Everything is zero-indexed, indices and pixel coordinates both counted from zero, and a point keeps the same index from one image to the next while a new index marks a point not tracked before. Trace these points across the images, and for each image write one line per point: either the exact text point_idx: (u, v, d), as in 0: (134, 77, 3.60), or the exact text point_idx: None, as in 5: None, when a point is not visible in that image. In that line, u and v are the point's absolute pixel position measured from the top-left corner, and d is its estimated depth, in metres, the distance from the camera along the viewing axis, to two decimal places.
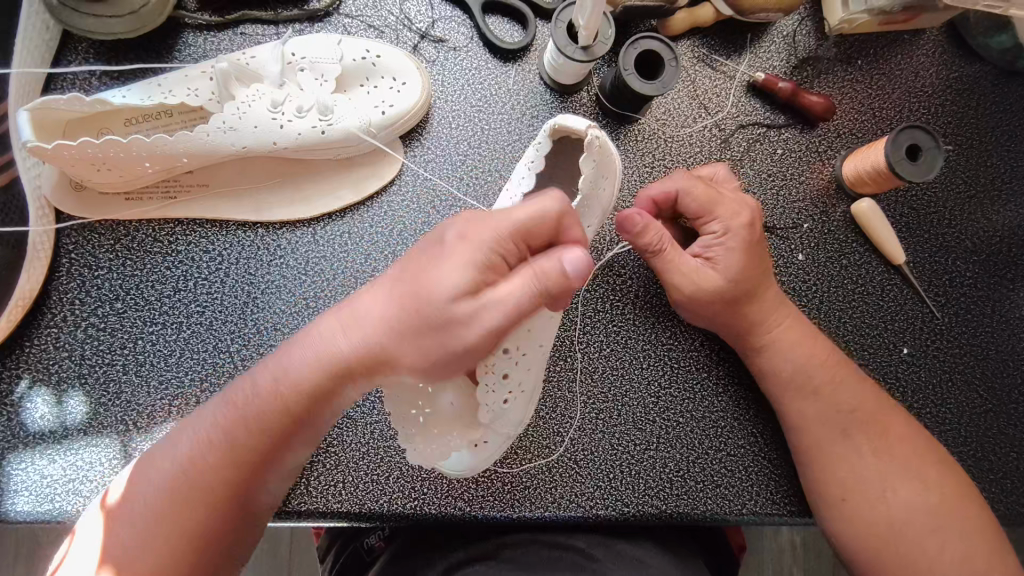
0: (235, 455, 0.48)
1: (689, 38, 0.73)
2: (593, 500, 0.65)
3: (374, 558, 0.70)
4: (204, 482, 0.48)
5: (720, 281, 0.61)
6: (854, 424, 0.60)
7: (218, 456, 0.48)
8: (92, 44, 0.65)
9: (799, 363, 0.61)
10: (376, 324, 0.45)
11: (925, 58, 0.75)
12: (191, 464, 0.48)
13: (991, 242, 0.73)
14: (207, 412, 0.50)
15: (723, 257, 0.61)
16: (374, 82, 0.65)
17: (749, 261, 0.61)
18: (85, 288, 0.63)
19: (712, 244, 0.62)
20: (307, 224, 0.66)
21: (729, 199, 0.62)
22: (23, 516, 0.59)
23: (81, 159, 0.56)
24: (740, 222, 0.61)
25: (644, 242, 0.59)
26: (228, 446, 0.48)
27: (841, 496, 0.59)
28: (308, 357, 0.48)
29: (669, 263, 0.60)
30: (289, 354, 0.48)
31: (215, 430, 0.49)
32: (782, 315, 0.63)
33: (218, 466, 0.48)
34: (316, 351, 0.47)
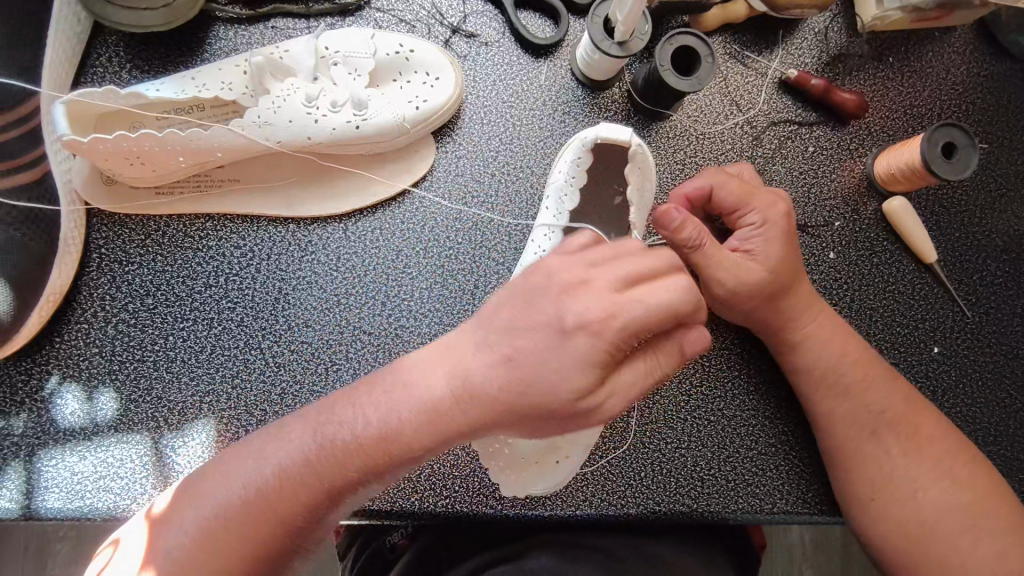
0: (302, 494, 0.44)
1: (721, 34, 0.73)
2: (624, 498, 0.65)
3: (397, 556, 0.69)
4: (279, 505, 0.44)
5: (759, 273, 0.60)
6: (883, 424, 0.59)
7: (285, 489, 0.44)
8: (122, 37, 0.65)
9: (833, 359, 0.61)
10: (490, 390, 0.43)
11: (956, 55, 0.74)
12: (262, 499, 0.44)
13: (1021, 242, 0.73)
14: (281, 439, 0.45)
15: (762, 249, 0.60)
16: (408, 77, 0.64)
17: (787, 252, 0.60)
18: (115, 283, 0.63)
19: (750, 236, 0.60)
20: (338, 220, 0.65)
21: (763, 194, 0.62)
22: (54, 513, 0.59)
23: (114, 153, 0.56)
24: (776, 213, 0.61)
25: (687, 234, 0.55)
26: (300, 486, 0.44)
27: (871, 493, 0.58)
28: (403, 403, 0.44)
29: (712, 256, 0.58)
30: (390, 400, 0.44)
31: (291, 461, 0.44)
32: (816, 312, 0.62)
33: (288, 502, 0.44)
34: (422, 407, 0.43)
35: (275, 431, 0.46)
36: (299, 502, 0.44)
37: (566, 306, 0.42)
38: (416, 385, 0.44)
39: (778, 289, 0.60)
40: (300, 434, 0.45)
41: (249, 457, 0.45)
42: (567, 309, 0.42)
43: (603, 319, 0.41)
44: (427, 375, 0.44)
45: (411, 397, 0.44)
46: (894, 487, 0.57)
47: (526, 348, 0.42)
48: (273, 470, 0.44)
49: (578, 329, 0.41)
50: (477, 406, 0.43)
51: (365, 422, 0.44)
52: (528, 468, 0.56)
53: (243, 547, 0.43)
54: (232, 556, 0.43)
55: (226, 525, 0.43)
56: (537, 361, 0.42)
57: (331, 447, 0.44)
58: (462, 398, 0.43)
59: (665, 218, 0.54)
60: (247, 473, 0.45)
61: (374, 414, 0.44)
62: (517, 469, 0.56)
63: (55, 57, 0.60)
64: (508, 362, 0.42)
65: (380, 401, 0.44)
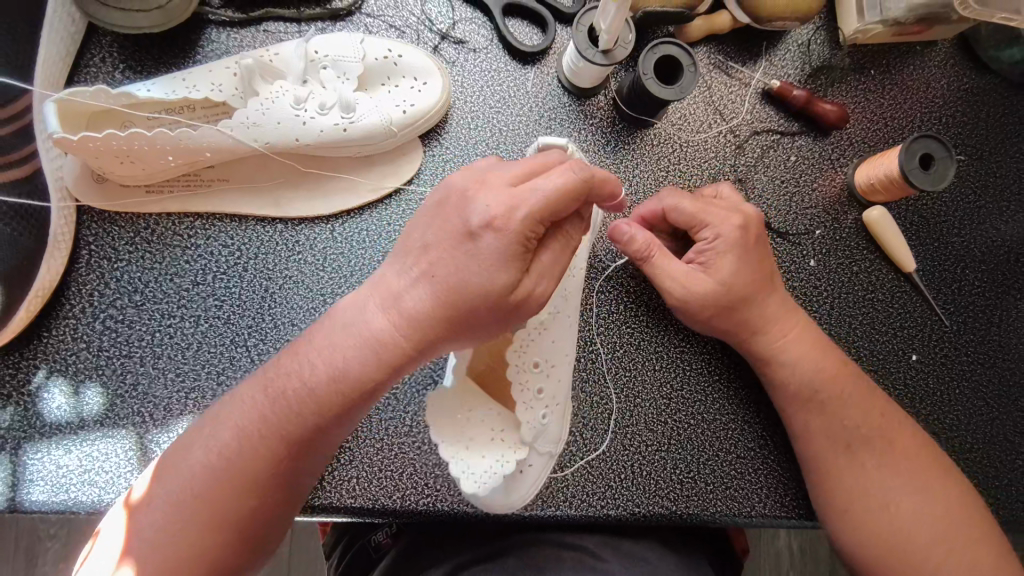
0: (267, 450, 0.47)
1: (705, 44, 0.74)
2: (604, 500, 0.65)
3: (381, 555, 0.70)
4: (245, 468, 0.47)
5: (710, 285, 0.61)
6: (867, 428, 0.60)
7: (248, 450, 0.47)
8: (116, 38, 0.66)
9: (816, 364, 0.61)
10: (417, 315, 0.47)
11: (936, 69, 0.75)
12: (228, 461, 0.47)
13: (998, 252, 0.74)
14: (237, 405, 0.49)
15: (715, 263, 0.61)
16: (396, 82, 0.66)
17: (740, 265, 0.61)
18: (104, 280, 0.64)
19: (703, 250, 0.62)
20: (325, 221, 0.66)
21: (716, 209, 0.63)
22: (37, 506, 0.59)
23: (106, 151, 0.57)
24: (730, 226, 0.62)
25: (637, 248, 0.61)
26: (262, 441, 0.47)
27: (845, 502, 0.58)
28: (336, 341, 0.48)
29: (663, 268, 0.61)
30: (330, 342, 0.48)
31: (250, 423, 0.48)
32: (789, 320, 0.63)
33: (252, 463, 0.47)
34: (365, 341, 0.47)
35: (231, 398, 0.49)
36: (265, 462, 0.47)
37: (466, 208, 0.47)
38: (352, 320, 0.48)
39: (744, 296, 0.61)
40: (251, 394, 0.49)
41: (211, 425, 0.49)
42: (466, 209, 0.47)
43: (505, 213, 0.46)
44: (359, 310, 0.48)
45: (342, 331, 0.48)
46: (872, 493, 0.58)
47: (431, 253, 0.48)
48: (232, 432, 0.48)
49: (481, 229, 0.46)
50: (408, 330, 0.47)
51: (309, 366, 0.48)
52: (493, 471, 0.53)
53: (214, 510, 0.46)
54: (208, 520, 0.46)
55: (195, 493, 0.46)
56: (448, 268, 0.46)
57: (280, 399, 0.48)
58: (395, 321, 0.47)
59: (618, 235, 0.61)
60: (209, 438, 0.48)
61: (314, 358, 0.48)
62: (481, 471, 0.53)
63: (48, 56, 0.61)
64: (427, 291, 0.47)
65: (317, 349, 0.48)
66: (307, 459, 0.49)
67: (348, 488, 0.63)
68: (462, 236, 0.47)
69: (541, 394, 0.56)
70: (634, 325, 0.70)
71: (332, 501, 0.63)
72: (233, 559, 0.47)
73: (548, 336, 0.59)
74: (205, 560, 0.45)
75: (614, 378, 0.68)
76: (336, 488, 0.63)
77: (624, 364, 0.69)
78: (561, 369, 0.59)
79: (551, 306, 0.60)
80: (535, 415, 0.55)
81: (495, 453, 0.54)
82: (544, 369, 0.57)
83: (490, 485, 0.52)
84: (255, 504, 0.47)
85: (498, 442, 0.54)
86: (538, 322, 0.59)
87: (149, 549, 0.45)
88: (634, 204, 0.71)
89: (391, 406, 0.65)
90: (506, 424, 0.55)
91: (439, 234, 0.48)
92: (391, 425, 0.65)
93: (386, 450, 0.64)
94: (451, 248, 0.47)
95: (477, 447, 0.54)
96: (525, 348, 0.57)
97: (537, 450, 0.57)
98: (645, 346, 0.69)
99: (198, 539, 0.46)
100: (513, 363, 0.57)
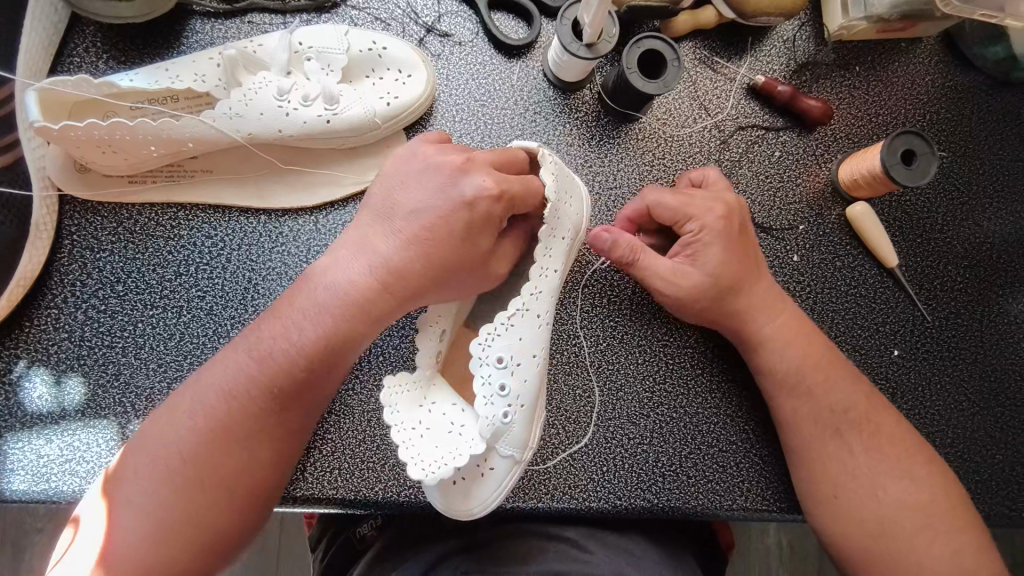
0: (258, 416, 0.49)
1: (691, 39, 0.74)
2: (586, 492, 0.66)
3: (365, 548, 0.71)
4: (236, 433, 0.48)
5: (704, 279, 0.61)
6: (847, 425, 0.60)
7: (238, 417, 0.49)
8: (100, 28, 0.66)
9: (794, 362, 0.62)
10: (400, 265, 0.52)
11: (921, 66, 0.76)
12: (220, 428, 0.48)
13: (981, 249, 0.74)
14: (221, 377, 0.50)
15: (703, 254, 0.61)
16: (380, 74, 0.66)
17: (728, 257, 0.62)
18: (86, 270, 0.64)
19: (690, 243, 0.62)
20: (310, 212, 0.67)
21: (702, 201, 0.63)
22: (18, 495, 0.59)
23: (87, 140, 0.57)
24: (715, 220, 0.62)
25: (620, 252, 0.61)
26: (253, 407, 0.49)
27: (832, 490, 0.59)
28: (320, 300, 0.52)
29: (649, 265, 0.62)
30: (311, 301, 0.52)
31: (240, 388, 0.49)
32: (777, 310, 0.63)
33: (242, 424, 0.49)
34: (346, 295, 0.52)
35: (212, 369, 0.51)
36: (255, 423, 0.49)
37: (457, 183, 0.54)
38: (331, 279, 0.53)
39: (731, 286, 0.62)
40: (232, 363, 0.50)
41: (196, 394, 0.50)
42: (457, 178, 0.54)
43: (499, 188, 0.53)
44: (339, 268, 0.53)
45: (324, 290, 0.52)
46: (857, 479, 0.58)
47: (423, 216, 0.53)
48: (219, 403, 0.49)
49: (475, 198, 0.53)
50: (392, 284, 0.52)
51: (295, 327, 0.51)
52: (445, 461, 0.51)
53: (209, 478, 0.47)
54: (206, 489, 0.47)
55: (189, 462, 0.47)
56: (442, 230, 0.53)
57: (269, 359, 0.50)
58: (377, 275, 0.52)
59: (598, 243, 0.62)
60: (194, 407, 0.49)
61: (302, 318, 0.51)
62: (433, 459, 0.51)
63: (31, 45, 0.61)
64: (418, 247, 0.53)
65: (303, 308, 0.52)
66: (294, 425, 0.51)
67: (330, 479, 0.64)
68: (458, 201, 0.53)
69: (503, 390, 0.53)
70: (618, 319, 0.70)
71: (315, 492, 0.63)
72: (235, 525, 0.48)
73: (515, 334, 0.54)
74: (211, 526, 0.47)
75: (597, 371, 0.69)
76: (318, 479, 0.63)
77: (607, 357, 0.69)
78: (527, 369, 0.55)
79: (518, 301, 0.55)
80: (494, 411, 0.52)
81: (450, 445, 0.51)
82: (509, 365, 0.54)
83: (440, 476, 0.50)
84: (250, 470, 0.49)
85: (456, 436, 0.52)
86: (505, 316, 0.54)
87: (146, 519, 0.46)
88: (619, 199, 0.71)
89: (373, 398, 0.65)
90: (467, 420, 0.54)
91: (429, 199, 0.54)
92: (373, 417, 0.65)
93: (368, 441, 0.64)
94: (446, 213, 0.53)
95: (433, 436, 0.52)
96: (489, 340, 0.53)
97: (497, 449, 0.55)
98: (628, 340, 0.70)
99: (201, 506, 0.46)
100: (475, 356, 0.53)
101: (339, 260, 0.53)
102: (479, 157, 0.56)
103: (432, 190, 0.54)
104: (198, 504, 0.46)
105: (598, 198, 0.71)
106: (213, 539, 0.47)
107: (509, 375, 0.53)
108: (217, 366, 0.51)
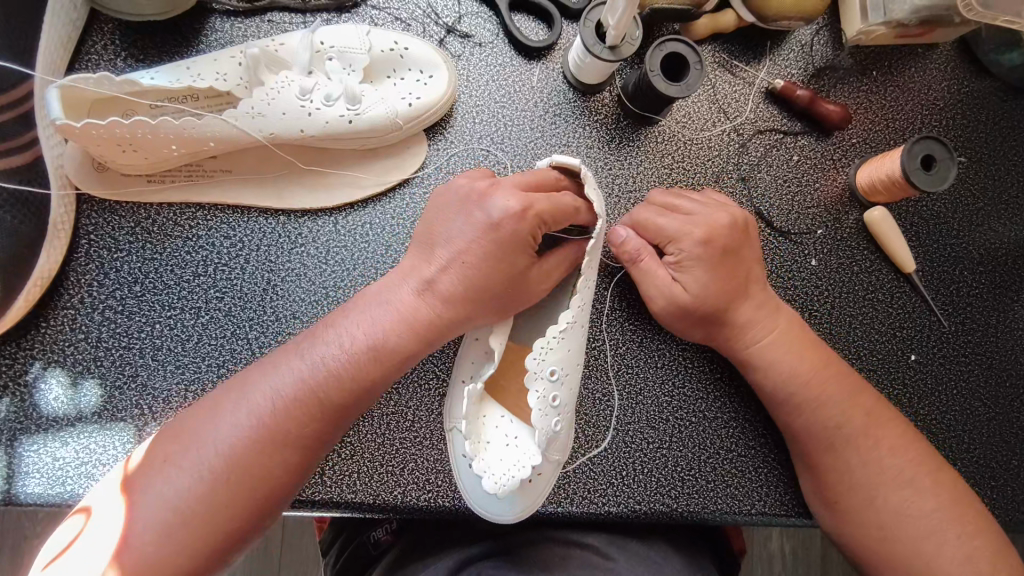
0: (298, 418, 0.48)
1: (710, 42, 0.74)
2: (605, 497, 0.65)
3: (380, 552, 0.70)
4: (274, 430, 0.48)
5: (686, 298, 0.61)
6: (840, 440, 0.59)
7: (278, 415, 0.48)
8: (118, 26, 0.65)
9: (786, 373, 0.60)
10: (444, 287, 0.53)
11: (938, 72, 0.76)
12: (259, 428, 0.47)
13: (996, 254, 0.74)
14: (266, 387, 0.49)
15: (685, 276, 0.61)
16: (401, 74, 0.65)
17: (712, 276, 0.61)
18: (103, 269, 0.63)
19: (679, 264, 0.61)
20: (329, 213, 0.66)
21: (684, 221, 0.62)
22: (33, 499, 0.58)
23: (108, 139, 0.56)
24: (696, 238, 0.61)
25: (629, 250, 0.62)
26: (291, 419, 0.48)
27: (835, 498, 0.59)
28: (373, 317, 0.52)
29: (649, 272, 0.62)
30: (369, 315, 0.52)
31: (285, 387, 0.49)
32: (769, 323, 0.62)
33: (282, 423, 0.48)
34: (401, 315, 0.52)
35: (265, 366, 0.51)
36: (294, 424, 0.48)
37: (484, 207, 0.54)
38: (384, 298, 0.53)
39: (722, 305, 0.61)
40: (288, 362, 0.50)
41: (245, 386, 0.50)
42: (482, 203, 0.54)
43: (522, 208, 0.53)
44: (396, 298, 0.53)
45: (377, 309, 0.52)
46: (855, 490, 0.57)
47: (457, 242, 0.54)
48: (267, 398, 0.49)
49: (501, 220, 0.53)
50: (441, 307, 0.53)
51: (345, 340, 0.51)
52: (512, 473, 0.54)
53: (241, 469, 0.46)
54: (238, 480, 0.46)
55: (225, 451, 0.46)
56: (476, 258, 0.53)
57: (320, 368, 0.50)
58: (426, 298, 0.53)
59: (612, 238, 0.63)
60: (233, 409, 0.48)
61: (356, 333, 0.51)
62: (501, 472, 0.55)
63: (49, 42, 0.60)
64: (458, 272, 0.53)
65: (357, 320, 0.52)
66: (331, 438, 0.51)
67: (349, 483, 0.63)
68: (485, 226, 0.53)
69: (557, 403, 0.54)
70: (638, 323, 0.70)
71: (333, 496, 0.62)
72: (260, 519, 0.47)
73: (565, 347, 0.55)
74: (234, 517, 0.46)
75: (617, 375, 0.68)
76: (336, 482, 0.63)
77: (627, 361, 0.69)
78: (572, 378, 0.56)
79: (568, 316, 0.54)
80: (549, 423, 0.53)
81: (514, 458, 0.55)
82: (560, 377, 0.54)
83: (508, 488, 0.54)
84: (285, 473, 0.48)
85: (514, 447, 0.56)
86: (557, 331, 0.54)
87: (177, 503, 0.45)
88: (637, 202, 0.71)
89: (393, 401, 0.65)
90: (521, 431, 0.58)
91: (461, 226, 0.54)
92: (393, 421, 0.64)
93: (388, 445, 0.64)
94: (476, 240, 0.53)
95: (496, 450, 0.56)
96: (544, 355, 0.53)
97: (547, 459, 0.58)
98: (647, 344, 0.69)
99: (230, 495, 0.46)
100: (530, 370, 0.53)
101: (389, 282, 0.54)
102: (505, 180, 0.56)
103: (462, 223, 0.54)
104: (223, 494, 0.46)
105: (617, 202, 0.71)
106: (234, 532, 0.46)
107: (557, 387, 0.54)
108: (267, 366, 0.51)
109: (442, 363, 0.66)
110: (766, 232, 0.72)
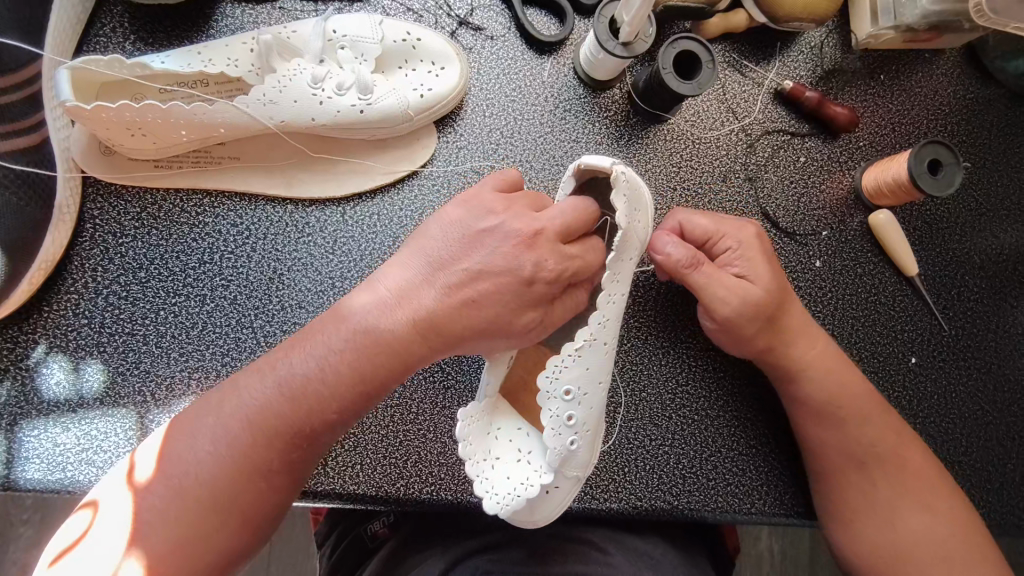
0: (274, 433, 0.47)
1: (721, 42, 0.75)
2: (607, 493, 0.66)
3: (377, 546, 0.70)
4: (249, 448, 0.47)
5: (757, 292, 0.59)
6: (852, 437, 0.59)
7: (255, 433, 0.47)
8: (128, 9, 0.65)
9: (808, 367, 0.61)
10: (439, 318, 0.50)
11: (943, 77, 0.76)
12: (236, 446, 0.47)
13: (998, 260, 0.75)
14: (248, 394, 0.48)
15: (751, 272, 0.60)
16: (414, 65, 0.65)
17: (773, 271, 0.61)
18: (108, 254, 0.62)
19: (735, 260, 0.61)
20: (336, 203, 0.66)
21: (735, 222, 0.62)
22: (32, 484, 0.58)
23: (117, 122, 0.56)
24: (749, 235, 0.62)
25: (679, 261, 0.58)
26: (267, 436, 0.47)
27: (847, 512, 0.59)
28: (354, 339, 0.50)
29: (710, 278, 0.58)
30: (340, 327, 0.50)
31: (262, 404, 0.48)
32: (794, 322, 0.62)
33: (259, 439, 0.47)
34: (373, 326, 0.50)
35: (238, 380, 0.49)
36: (271, 441, 0.47)
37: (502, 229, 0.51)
38: (370, 315, 0.50)
39: (783, 301, 0.60)
40: (262, 374, 0.49)
41: (219, 402, 0.49)
42: (519, 251, 0.50)
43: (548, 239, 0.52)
44: (379, 309, 0.50)
45: (359, 332, 0.50)
46: (870, 508, 0.58)
47: (478, 276, 0.50)
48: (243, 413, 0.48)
49: (533, 277, 0.50)
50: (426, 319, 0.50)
51: (321, 353, 0.49)
52: (516, 494, 0.52)
53: (219, 491, 0.46)
54: (218, 500, 0.46)
55: (204, 471, 0.46)
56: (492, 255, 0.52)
57: (294, 381, 0.48)
58: (418, 324, 0.50)
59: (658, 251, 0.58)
60: (217, 418, 0.48)
61: (334, 346, 0.49)
62: (506, 492, 0.52)
63: (59, 23, 0.60)
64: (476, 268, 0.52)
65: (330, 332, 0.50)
66: (313, 447, 0.50)
67: (352, 475, 0.63)
68: (515, 277, 0.50)
69: (570, 421, 0.53)
70: (643, 320, 0.70)
71: (336, 488, 0.62)
72: (245, 539, 0.47)
73: (583, 364, 0.53)
74: (216, 541, 0.45)
75: (621, 372, 0.69)
76: (339, 474, 0.62)
77: (632, 358, 0.69)
78: (594, 396, 0.54)
79: (586, 333, 0.52)
80: (563, 442, 0.52)
81: (521, 476, 0.53)
82: (575, 397, 0.53)
83: (512, 508, 0.52)
84: (268, 487, 0.47)
85: (525, 464, 0.54)
86: (572, 348, 0.52)
87: (157, 528, 0.45)
88: None
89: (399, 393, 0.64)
90: (533, 446, 0.55)
91: (488, 261, 0.50)
92: (397, 413, 0.64)
93: (392, 437, 0.64)
94: (498, 283, 0.50)
95: (503, 467, 0.53)
96: (558, 372, 0.52)
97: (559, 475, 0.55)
98: (652, 342, 0.70)
99: (210, 517, 0.45)
100: (542, 389, 0.53)
101: (380, 299, 0.51)
102: (547, 228, 0.51)
103: (492, 258, 0.50)
104: (203, 518, 0.45)
105: None
106: (218, 555, 0.45)
107: (575, 405, 0.53)
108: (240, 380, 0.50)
109: (453, 365, 0.66)
110: (772, 232, 0.73)
